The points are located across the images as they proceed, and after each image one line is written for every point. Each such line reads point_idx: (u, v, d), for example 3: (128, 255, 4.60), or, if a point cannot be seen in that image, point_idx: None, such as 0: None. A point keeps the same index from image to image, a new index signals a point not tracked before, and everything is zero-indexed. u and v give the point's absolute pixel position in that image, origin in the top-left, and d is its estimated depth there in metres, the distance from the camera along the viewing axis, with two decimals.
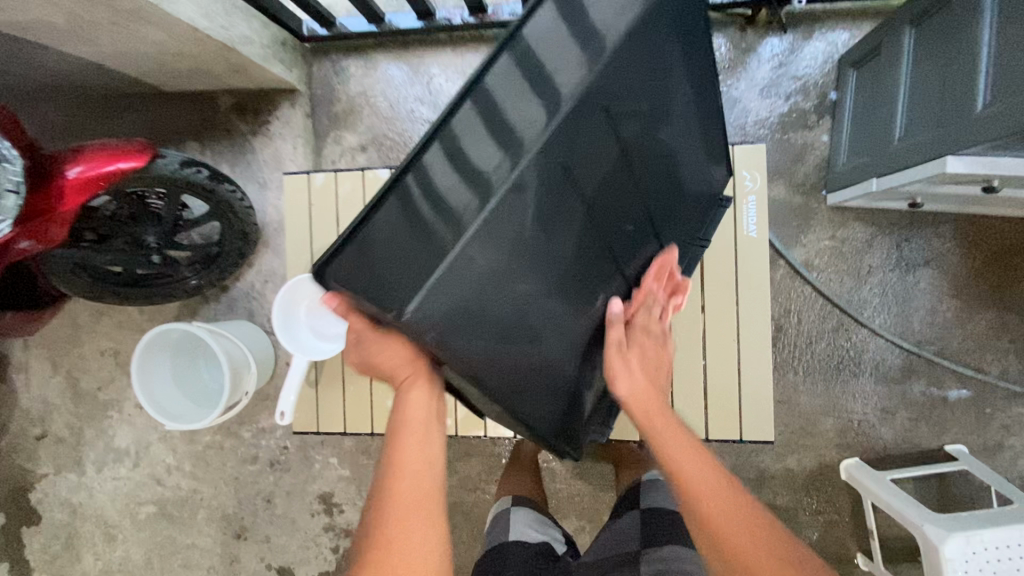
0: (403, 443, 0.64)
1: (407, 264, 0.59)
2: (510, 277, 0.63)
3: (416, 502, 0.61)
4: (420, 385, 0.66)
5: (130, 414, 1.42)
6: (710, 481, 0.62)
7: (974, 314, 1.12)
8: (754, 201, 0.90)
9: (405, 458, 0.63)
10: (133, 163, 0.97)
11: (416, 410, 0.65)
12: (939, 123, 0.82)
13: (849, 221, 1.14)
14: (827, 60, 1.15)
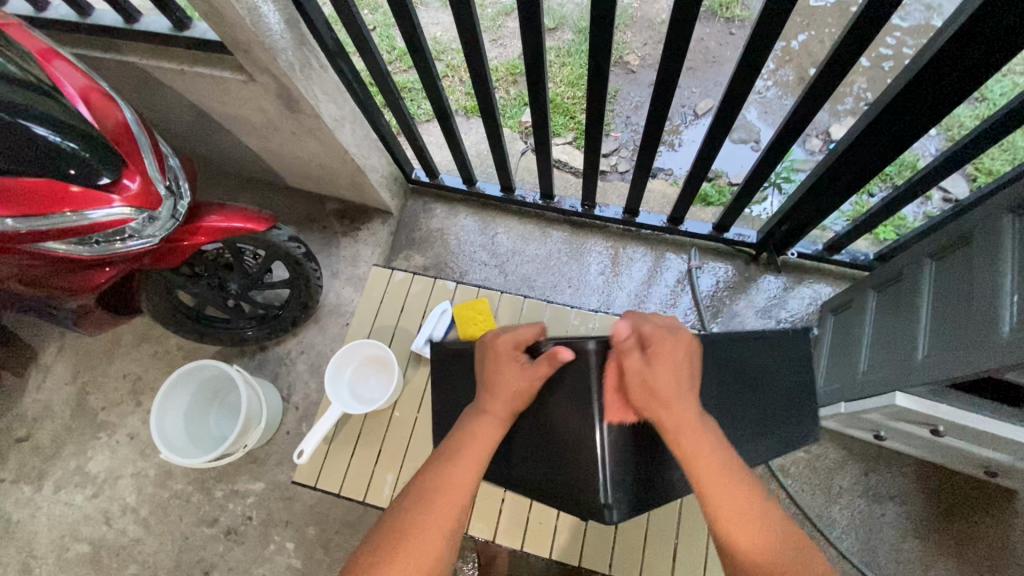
0: (463, 458, 0.69)
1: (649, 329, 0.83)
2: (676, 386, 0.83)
3: (442, 521, 0.66)
4: (498, 424, 0.73)
5: (117, 441, 1.45)
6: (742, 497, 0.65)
7: (936, 562, 1.18)
8: None
9: (455, 476, 0.68)
10: (248, 227, 1.18)
11: (483, 435, 0.71)
12: (892, 366, 1.02)
13: (823, 439, 1.28)
14: (811, 303, 1.42)
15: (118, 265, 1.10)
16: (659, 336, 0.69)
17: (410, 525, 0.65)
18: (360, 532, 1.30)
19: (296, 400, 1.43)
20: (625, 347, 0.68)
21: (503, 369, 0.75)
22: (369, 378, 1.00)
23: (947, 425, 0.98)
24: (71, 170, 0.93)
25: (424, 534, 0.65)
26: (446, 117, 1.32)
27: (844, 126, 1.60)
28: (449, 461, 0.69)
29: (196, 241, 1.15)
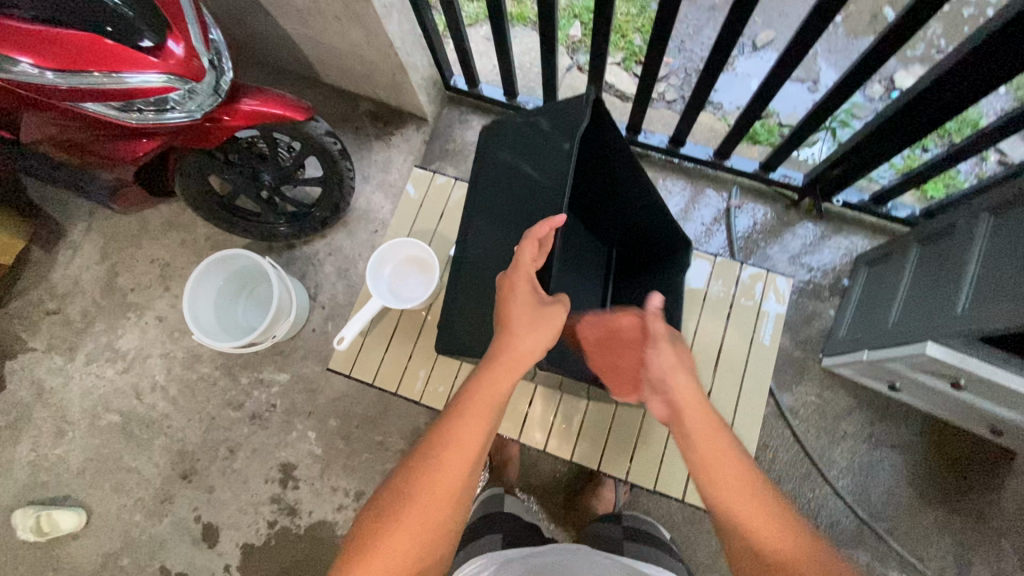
0: (466, 420, 0.65)
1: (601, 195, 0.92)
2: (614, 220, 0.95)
3: (449, 489, 0.62)
4: (508, 380, 0.68)
5: (146, 322, 1.48)
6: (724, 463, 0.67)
7: (925, 507, 1.23)
8: (773, 318, 1.08)
9: (462, 434, 0.64)
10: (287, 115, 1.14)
11: (490, 392, 0.66)
12: (927, 317, 1.02)
13: (836, 386, 1.31)
14: (846, 254, 1.40)
15: (156, 141, 1.07)
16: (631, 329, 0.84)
17: (414, 496, 0.61)
18: (379, 428, 1.36)
19: (323, 300, 1.44)
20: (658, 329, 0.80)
21: (530, 323, 0.71)
22: (408, 278, 1.00)
23: (970, 380, 1.00)
24: (109, 27, 0.89)
25: (427, 511, 0.61)
26: (499, 19, 1.24)
27: (911, 75, 1.51)
28: (451, 421, 0.65)
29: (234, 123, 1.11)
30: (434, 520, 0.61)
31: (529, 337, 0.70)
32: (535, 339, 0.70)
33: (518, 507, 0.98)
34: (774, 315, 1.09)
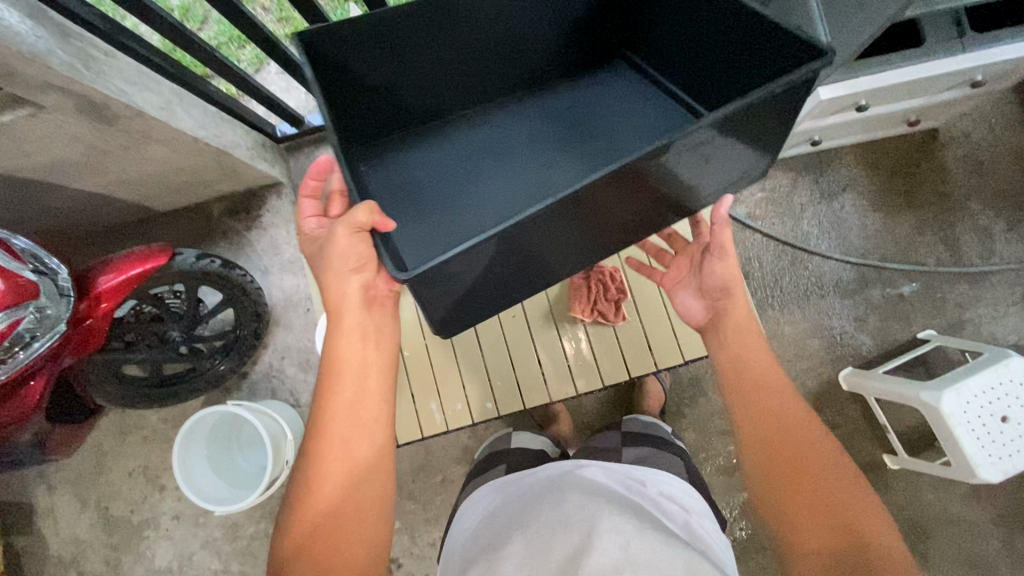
0: (328, 393, 0.73)
1: (405, 68, 0.89)
2: (424, 59, 0.89)
3: (344, 454, 0.71)
4: (354, 338, 0.75)
5: (168, 528, 1.41)
6: (767, 384, 0.75)
7: (896, 219, 1.31)
8: None
9: (331, 407, 0.72)
10: (149, 268, 1.04)
11: (348, 356, 0.75)
12: None
13: (773, 172, 1.35)
14: None
15: (42, 372, 1.00)
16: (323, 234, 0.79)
17: (319, 479, 0.70)
18: (433, 469, 1.35)
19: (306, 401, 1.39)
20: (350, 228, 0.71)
21: (334, 269, 0.74)
22: None
23: (866, 97, 1.04)
24: None
25: (328, 476, 0.70)
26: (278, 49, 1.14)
27: None
28: (324, 400, 0.73)
29: (105, 308, 1.02)
30: (345, 487, 0.70)
31: (333, 278, 0.75)
32: (348, 282, 0.75)
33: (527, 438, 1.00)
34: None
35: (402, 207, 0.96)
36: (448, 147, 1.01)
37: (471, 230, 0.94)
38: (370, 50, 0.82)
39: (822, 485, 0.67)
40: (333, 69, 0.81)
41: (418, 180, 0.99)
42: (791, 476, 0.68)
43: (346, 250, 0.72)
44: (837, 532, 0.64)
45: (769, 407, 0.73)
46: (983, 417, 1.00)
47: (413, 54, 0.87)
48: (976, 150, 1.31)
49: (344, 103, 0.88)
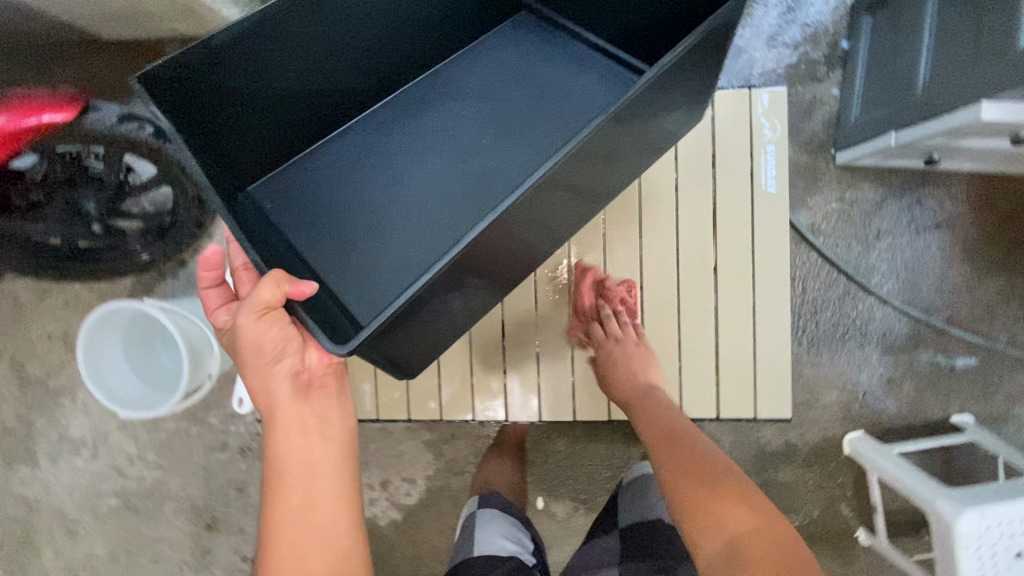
0: (279, 490, 0.67)
1: (299, 92, 0.84)
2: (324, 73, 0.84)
3: (305, 549, 0.65)
4: (291, 430, 0.69)
5: (85, 401, 1.31)
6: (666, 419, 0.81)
7: (983, 278, 1.07)
8: (772, 149, 0.96)
9: (279, 504, 0.66)
10: (56, 118, 1.01)
11: (289, 454, 0.68)
12: (974, 64, 0.74)
13: (859, 182, 1.07)
14: (839, 6, 1.06)
15: None
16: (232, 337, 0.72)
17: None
18: None
19: None
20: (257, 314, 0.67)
21: (253, 356, 0.68)
22: None
23: None
24: None
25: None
26: None
27: None
28: (274, 497, 0.67)
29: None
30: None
31: (249, 369, 0.70)
32: (274, 374, 0.69)
33: (500, 513, 0.93)
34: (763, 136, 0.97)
35: (344, 226, 0.90)
36: (384, 167, 0.94)
37: (433, 243, 0.89)
38: (253, 79, 0.77)
39: (727, 506, 0.66)
40: (218, 101, 0.74)
41: (356, 190, 0.92)
42: (686, 493, 0.69)
43: (260, 340, 0.68)
44: (728, 541, 0.63)
45: (682, 451, 0.74)
46: (996, 548, 0.85)
47: (310, 66, 0.82)
48: None
49: (237, 131, 0.80)
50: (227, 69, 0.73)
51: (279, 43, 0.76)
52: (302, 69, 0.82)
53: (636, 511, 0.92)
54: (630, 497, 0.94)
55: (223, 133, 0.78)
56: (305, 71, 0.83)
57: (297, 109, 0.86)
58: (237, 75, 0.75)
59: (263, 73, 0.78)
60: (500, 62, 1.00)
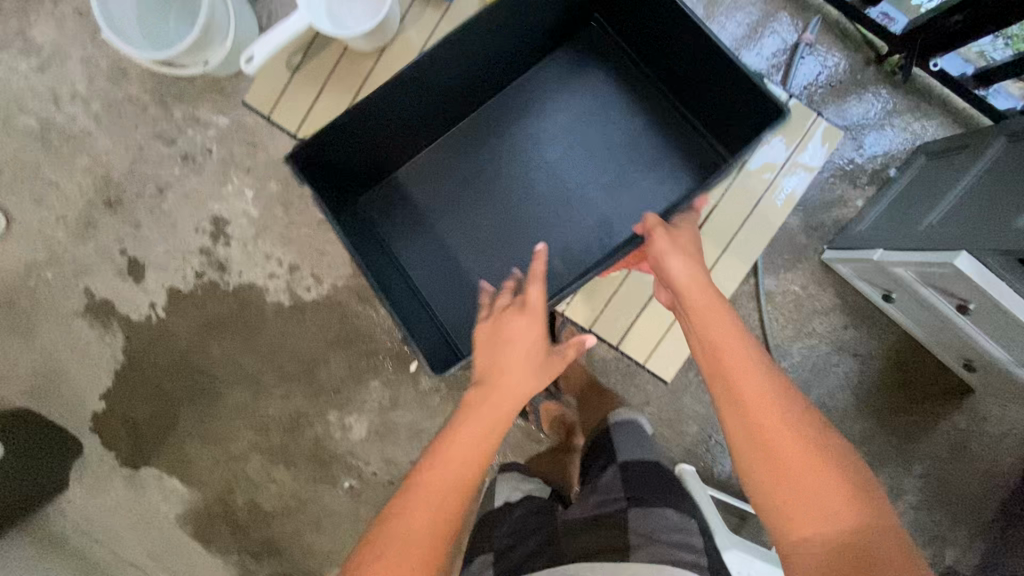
0: (462, 431, 0.62)
1: (399, 142, 1.02)
2: (415, 134, 1.04)
3: (448, 510, 0.56)
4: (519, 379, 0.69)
5: (65, 15, 1.23)
6: (766, 393, 0.61)
7: (857, 416, 1.20)
8: (797, 177, 1.09)
9: (462, 444, 0.61)
10: None
11: (503, 399, 0.66)
12: (975, 224, 0.84)
13: (826, 284, 1.18)
14: (908, 140, 1.15)
15: None
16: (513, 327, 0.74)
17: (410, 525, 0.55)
18: None
19: None
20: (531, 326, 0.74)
21: (533, 364, 0.71)
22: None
23: (978, 304, 0.86)
24: None
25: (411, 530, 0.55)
26: None
27: None
28: (458, 430, 0.62)
29: None
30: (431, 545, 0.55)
31: (501, 341, 0.73)
32: (534, 356, 0.72)
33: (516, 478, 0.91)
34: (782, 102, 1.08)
35: (432, 241, 1.07)
36: (474, 203, 1.07)
37: (501, 275, 1.05)
38: (359, 148, 0.98)
39: (812, 496, 0.56)
40: (352, 149, 0.96)
41: (450, 224, 1.07)
42: (775, 496, 0.57)
43: (538, 344, 0.73)
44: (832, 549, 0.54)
45: (755, 420, 0.60)
46: None
47: (399, 131, 1.00)
48: (968, 435, 1.19)
49: (352, 182, 1.03)
50: (355, 136, 0.94)
51: (373, 123, 0.95)
52: (395, 134, 1.00)
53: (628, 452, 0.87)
54: (619, 443, 0.89)
55: (349, 172, 1.00)
56: (401, 133, 1.01)
57: (390, 164, 1.06)
58: (353, 135, 0.94)
59: (384, 122, 0.96)
60: (564, 125, 1.08)
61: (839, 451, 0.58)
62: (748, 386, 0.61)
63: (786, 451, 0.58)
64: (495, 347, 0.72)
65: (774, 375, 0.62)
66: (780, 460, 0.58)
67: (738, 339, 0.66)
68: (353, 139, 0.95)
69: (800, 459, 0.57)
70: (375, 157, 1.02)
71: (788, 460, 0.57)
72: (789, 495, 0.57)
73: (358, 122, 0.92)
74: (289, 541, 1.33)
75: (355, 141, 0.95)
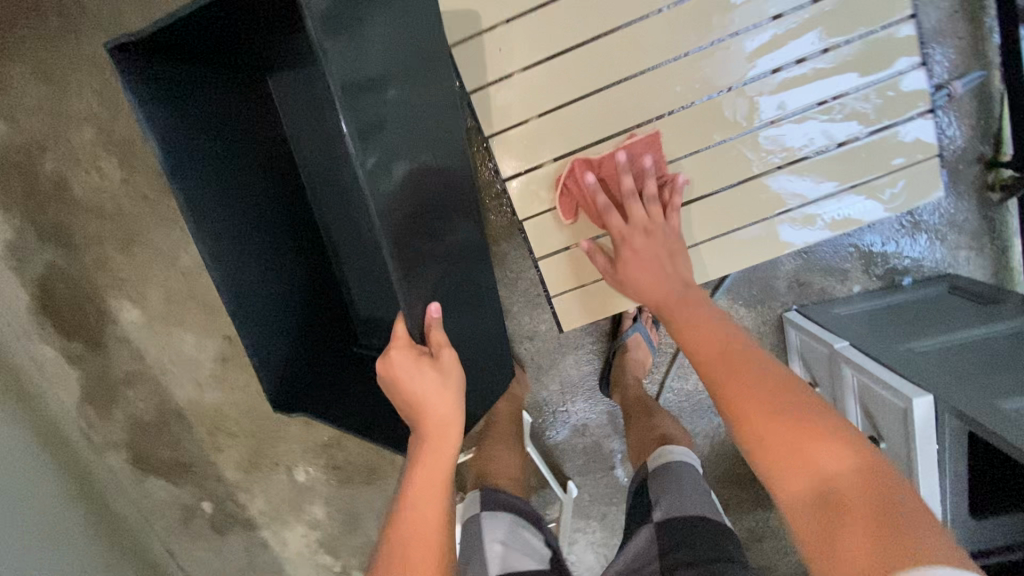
0: (415, 487, 0.62)
1: (243, 220, 0.78)
2: (252, 220, 0.79)
3: (430, 526, 0.60)
4: (440, 408, 0.64)
5: None
6: (762, 385, 0.53)
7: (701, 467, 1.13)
8: (849, 207, 0.83)
9: (421, 507, 0.61)
10: None
11: (440, 463, 0.63)
12: (957, 377, 0.71)
13: (768, 337, 1.05)
14: (948, 260, 0.99)
15: None
16: (401, 396, 0.66)
17: None
18: None
19: None
20: (405, 344, 0.66)
21: (434, 387, 0.64)
22: None
23: (890, 446, 0.77)
24: None
25: None
26: None
27: None
28: (410, 511, 0.61)
29: None
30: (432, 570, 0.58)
31: (423, 384, 0.65)
32: (444, 398, 0.64)
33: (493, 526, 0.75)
34: (906, 104, 0.79)
35: (342, 221, 0.87)
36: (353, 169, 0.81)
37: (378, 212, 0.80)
38: (221, 229, 0.75)
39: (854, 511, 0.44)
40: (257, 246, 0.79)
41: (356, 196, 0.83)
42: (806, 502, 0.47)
43: (436, 385, 0.65)
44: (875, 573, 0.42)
45: (743, 396, 0.53)
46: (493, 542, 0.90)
47: (235, 214, 0.77)
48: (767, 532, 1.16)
49: (263, 229, 0.81)
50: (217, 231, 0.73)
51: (220, 219, 0.75)
52: (228, 195, 0.76)
53: (669, 500, 0.73)
54: (663, 488, 0.75)
55: (265, 243, 0.81)
56: (233, 203, 0.77)
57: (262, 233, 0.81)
58: (250, 262, 0.79)
59: (239, 203, 0.78)
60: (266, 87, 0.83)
61: (852, 435, 0.49)
62: (736, 388, 0.54)
63: (796, 433, 0.49)
64: (410, 385, 0.65)
65: (764, 364, 0.56)
66: (791, 455, 0.49)
67: (740, 349, 0.58)
68: (225, 237, 0.75)
69: (809, 444, 0.49)
70: (243, 218, 0.78)
71: (822, 459, 0.48)
72: (827, 506, 0.46)
73: (232, 272, 0.75)
74: (86, 240, 1.11)
75: (234, 251, 0.76)
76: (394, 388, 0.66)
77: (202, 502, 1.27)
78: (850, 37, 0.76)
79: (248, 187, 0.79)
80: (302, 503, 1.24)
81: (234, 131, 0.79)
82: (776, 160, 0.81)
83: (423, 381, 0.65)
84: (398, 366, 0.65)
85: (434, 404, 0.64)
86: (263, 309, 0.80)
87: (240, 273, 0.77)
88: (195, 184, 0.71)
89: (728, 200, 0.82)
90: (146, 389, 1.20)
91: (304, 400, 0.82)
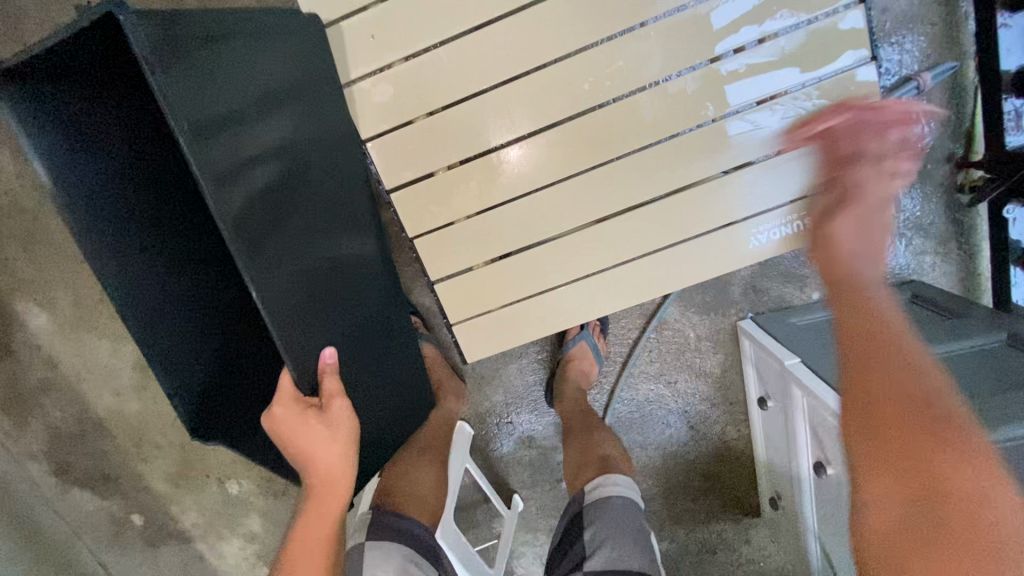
0: (298, 547, 0.57)
1: (181, 294, 0.64)
2: (189, 290, 0.65)
3: None
4: (332, 461, 0.56)
5: None
6: (887, 362, 0.51)
7: (654, 481, 1.06)
8: (790, 223, 0.76)
9: (303, 568, 0.57)
10: None
11: (326, 518, 0.57)
12: None
13: (723, 346, 0.98)
14: (911, 267, 0.93)
15: None
16: (288, 452, 0.56)
17: None
18: None
19: None
20: (288, 399, 0.56)
21: (323, 442, 0.56)
22: None
23: (838, 473, 0.71)
24: None
25: None
26: None
27: None
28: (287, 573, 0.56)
29: None
30: None
31: (315, 440, 0.56)
32: (335, 451, 0.56)
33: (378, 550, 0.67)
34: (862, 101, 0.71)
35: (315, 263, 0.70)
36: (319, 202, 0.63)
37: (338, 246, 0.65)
38: (156, 312, 0.62)
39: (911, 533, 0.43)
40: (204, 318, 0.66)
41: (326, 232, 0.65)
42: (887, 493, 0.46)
43: (329, 437, 0.56)
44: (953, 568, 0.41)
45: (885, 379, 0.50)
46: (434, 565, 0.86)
47: (169, 288, 0.63)
48: None
49: (215, 294, 0.67)
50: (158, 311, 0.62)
51: (153, 300, 0.62)
52: (156, 269, 0.62)
53: (602, 541, 0.68)
54: (601, 529, 0.69)
55: (212, 311, 0.67)
56: (165, 274, 0.63)
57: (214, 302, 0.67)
58: (202, 335, 0.66)
59: (175, 275, 0.63)
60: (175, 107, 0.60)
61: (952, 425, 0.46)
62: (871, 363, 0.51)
63: (928, 436, 0.46)
64: (298, 439, 0.55)
65: (899, 338, 0.53)
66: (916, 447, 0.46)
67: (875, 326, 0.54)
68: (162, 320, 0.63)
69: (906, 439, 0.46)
70: (181, 293, 0.64)
71: (882, 500, 0.46)
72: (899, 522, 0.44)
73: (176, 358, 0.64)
74: None
75: (177, 331, 0.64)
76: (282, 445, 0.56)
77: (131, 515, 1.20)
78: (800, 22, 0.69)
79: (183, 250, 0.64)
80: (237, 515, 1.18)
81: (159, 181, 0.61)
82: (721, 165, 0.73)
83: (319, 437, 0.56)
84: (285, 421, 0.55)
85: (326, 459, 0.56)
86: (198, 366, 0.66)
87: (186, 351, 0.65)
88: (119, 267, 0.58)
89: (666, 210, 0.74)
90: (63, 399, 1.11)
91: (218, 425, 0.66)
